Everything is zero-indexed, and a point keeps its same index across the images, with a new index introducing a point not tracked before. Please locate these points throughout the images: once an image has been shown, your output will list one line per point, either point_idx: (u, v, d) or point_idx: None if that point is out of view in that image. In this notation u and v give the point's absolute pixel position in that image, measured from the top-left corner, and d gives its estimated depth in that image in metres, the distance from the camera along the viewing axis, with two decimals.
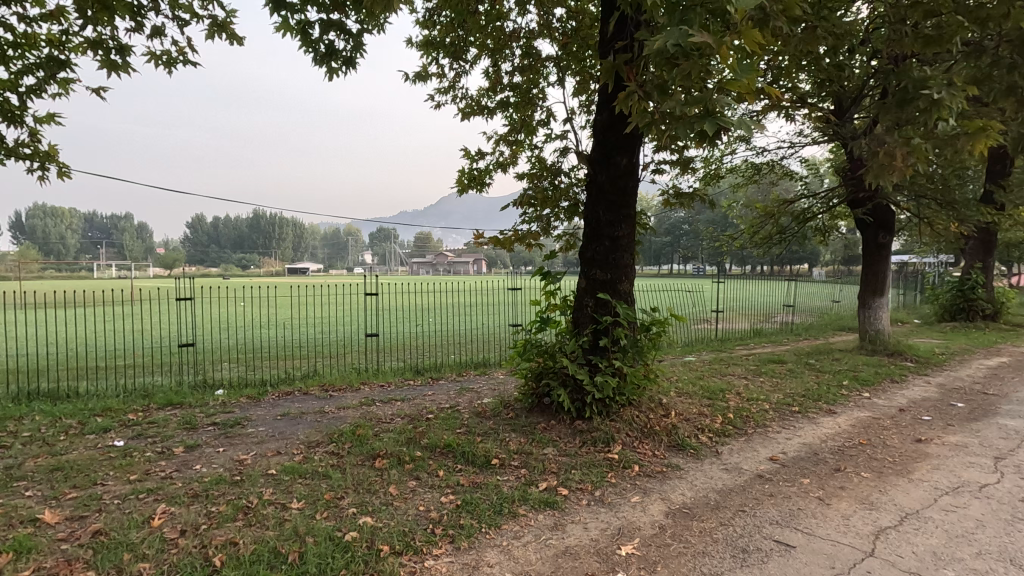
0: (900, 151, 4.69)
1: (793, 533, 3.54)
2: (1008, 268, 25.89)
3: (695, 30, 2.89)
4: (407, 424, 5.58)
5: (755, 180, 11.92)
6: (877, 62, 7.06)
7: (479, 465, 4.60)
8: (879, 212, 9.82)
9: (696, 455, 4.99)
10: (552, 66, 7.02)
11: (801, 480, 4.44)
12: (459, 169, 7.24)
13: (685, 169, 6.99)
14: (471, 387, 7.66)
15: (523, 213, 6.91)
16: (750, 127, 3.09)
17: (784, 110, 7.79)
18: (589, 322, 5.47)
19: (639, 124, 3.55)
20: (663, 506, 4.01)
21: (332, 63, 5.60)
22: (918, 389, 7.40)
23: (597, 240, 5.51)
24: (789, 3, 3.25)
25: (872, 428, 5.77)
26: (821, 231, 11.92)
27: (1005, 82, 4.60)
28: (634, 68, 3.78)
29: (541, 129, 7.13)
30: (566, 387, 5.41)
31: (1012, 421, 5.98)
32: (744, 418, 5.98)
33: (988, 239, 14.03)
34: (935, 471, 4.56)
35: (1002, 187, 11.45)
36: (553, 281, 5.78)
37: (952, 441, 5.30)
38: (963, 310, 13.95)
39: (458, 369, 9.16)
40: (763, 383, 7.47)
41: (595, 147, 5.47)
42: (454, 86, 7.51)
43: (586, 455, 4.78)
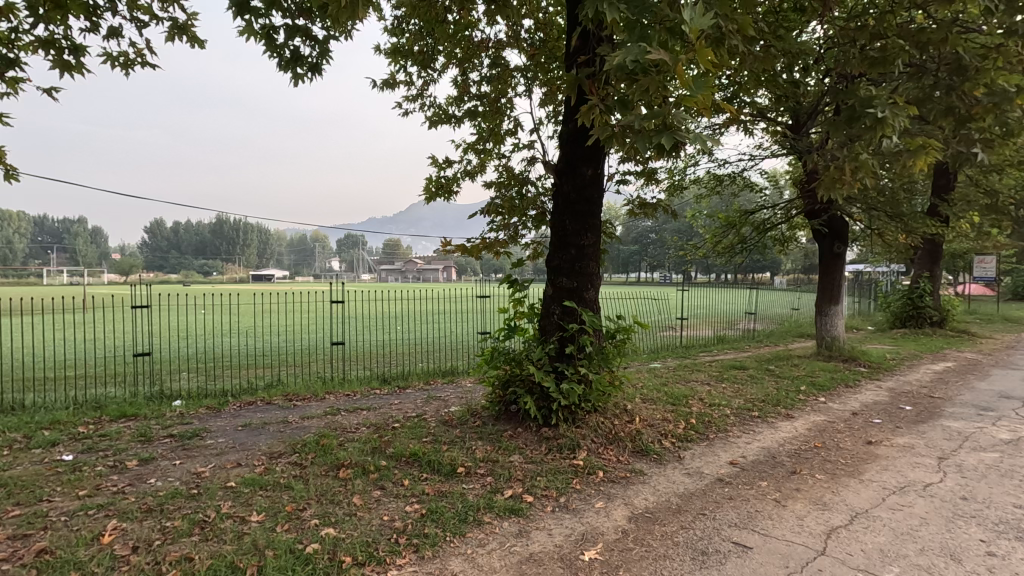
0: (849, 167, 4.93)
1: (750, 535, 3.65)
2: (953, 275, 27.31)
3: (653, 47, 3.01)
4: (372, 433, 5.51)
5: (717, 192, 12.26)
6: (830, 80, 7.39)
7: (444, 473, 4.59)
8: (834, 223, 10.22)
9: (658, 460, 5.09)
10: (520, 76, 7.11)
11: (759, 482, 4.58)
12: (427, 177, 7.23)
13: (650, 179, 7.16)
14: (439, 395, 7.63)
15: (491, 221, 6.97)
16: (706, 142, 3.19)
17: (743, 124, 8.07)
18: (555, 329, 5.53)
19: (601, 138, 3.59)
20: (626, 511, 4.07)
21: (297, 69, 5.54)
22: (870, 394, 7.72)
23: (564, 248, 5.58)
24: (744, 23, 3.38)
25: (827, 431, 5.99)
26: (780, 241, 12.35)
27: (943, 103, 4.89)
28: (596, 82, 3.86)
29: (508, 138, 7.20)
30: (532, 394, 5.46)
31: (955, 422, 6.30)
32: (706, 423, 6.12)
33: (935, 249, 14.72)
34: (884, 472, 4.76)
35: (946, 201, 12.06)
36: (520, 288, 5.82)
37: (901, 443, 5.54)
38: (912, 317, 14.61)
39: (426, 377, 9.11)
40: (725, 389, 7.67)
41: (561, 158, 5.55)
42: (422, 94, 7.52)
43: (551, 462, 4.82)
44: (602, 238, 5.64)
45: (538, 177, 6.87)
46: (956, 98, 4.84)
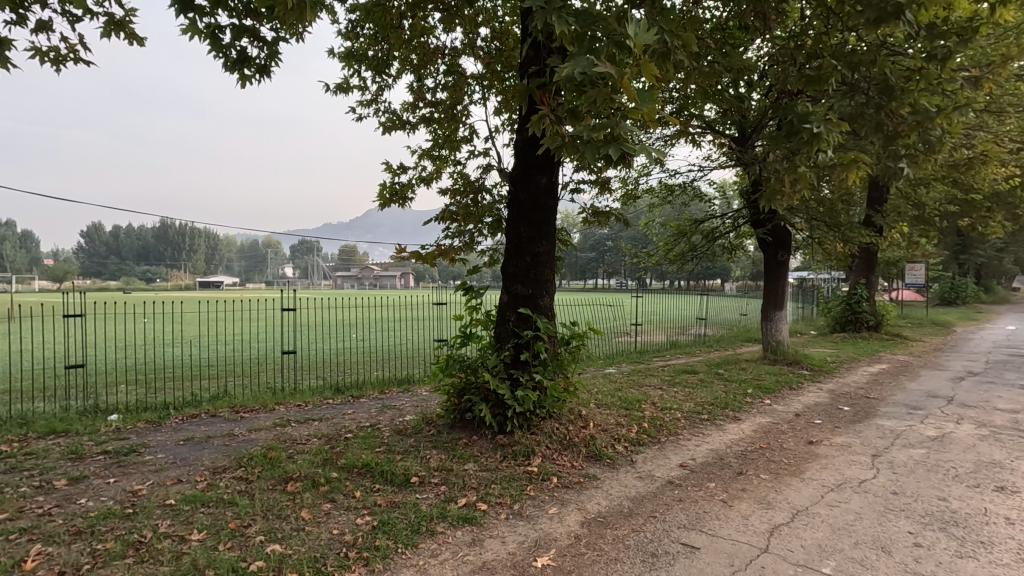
0: (788, 179, 5.18)
1: (698, 535, 3.74)
2: (888, 281, 28.99)
3: (600, 61, 3.09)
4: (324, 444, 5.38)
5: (668, 201, 12.63)
6: (771, 95, 7.74)
7: (397, 484, 4.51)
8: (777, 232, 10.67)
9: (612, 464, 5.17)
10: (475, 84, 7.12)
11: (707, 484, 4.71)
12: (381, 183, 7.13)
13: (603, 188, 7.31)
14: (393, 404, 7.50)
15: (446, 228, 6.95)
16: (652, 153, 3.28)
17: (692, 136, 8.34)
18: (511, 336, 5.54)
19: (552, 147, 3.63)
20: (579, 516, 4.11)
21: (244, 70, 5.37)
22: (812, 396, 8.07)
23: (519, 256, 5.61)
24: (687, 39, 3.51)
25: (772, 432, 6.22)
26: (728, 249, 12.78)
27: (873, 120, 5.20)
28: (546, 92, 3.92)
29: (464, 146, 7.20)
30: (487, 402, 5.46)
31: (887, 421, 6.67)
32: (658, 426, 6.26)
33: (870, 257, 15.57)
34: (823, 470, 4.99)
35: (879, 212, 12.79)
36: (475, 295, 5.82)
37: (839, 442, 5.81)
38: (851, 321, 15.40)
39: (381, 386, 8.92)
40: (677, 393, 7.85)
41: (516, 166, 5.61)
42: (376, 100, 7.43)
43: (505, 469, 4.82)
44: (556, 246, 5.71)
45: (493, 185, 6.89)
46: (884, 116, 5.15)
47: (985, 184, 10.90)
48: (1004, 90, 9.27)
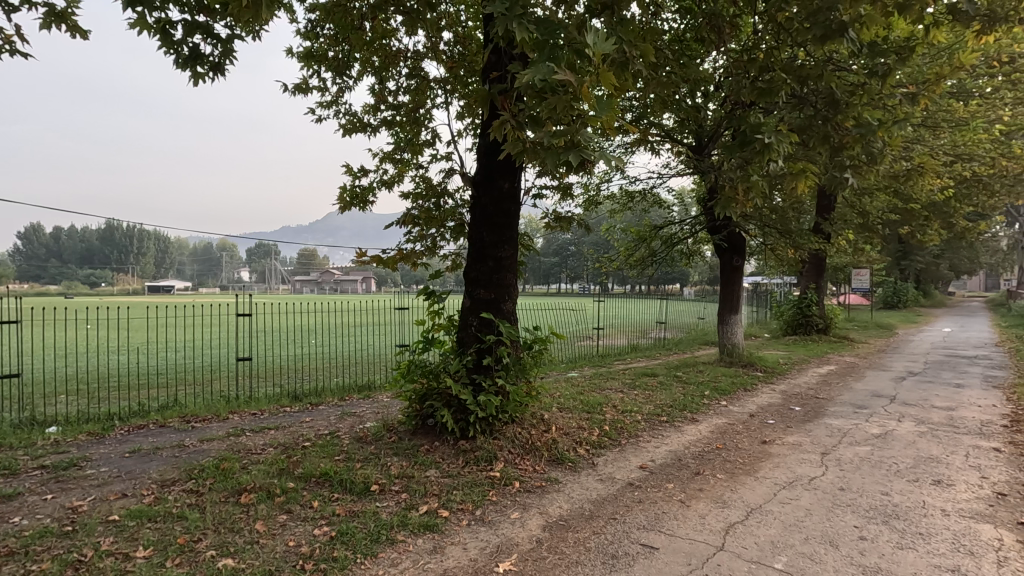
0: (742, 187, 5.37)
1: (657, 536, 3.81)
2: (836, 286, 30.34)
3: (561, 68, 3.13)
4: (280, 453, 5.22)
5: (629, 207, 12.87)
6: (727, 106, 8.00)
7: (357, 492, 4.42)
8: (733, 238, 11.01)
9: (573, 467, 5.21)
10: (438, 88, 7.09)
11: (666, 485, 4.80)
12: (341, 186, 7.00)
13: (566, 194, 7.39)
14: (354, 411, 7.36)
15: (407, 232, 6.89)
16: (612, 160, 3.33)
17: (651, 144, 8.54)
18: (473, 341, 5.52)
19: (514, 152, 3.65)
20: (541, 520, 4.12)
21: (197, 67, 5.20)
22: (765, 397, 8.35)
23: (482, 260, 5.61)
24: (645, 49, 3.59)
25: (728, 433, 6.40)
26: (686, 254, 13.10)
27: (821, 132, 5.44)
28: (508, 97, 3.94)
29: (426, 149, 7.15)
30: (450, 407, 5.42)
31: (835, 420, 6.96)
32: (619, 429, 6.35)
33: (819, 262, 16.26)
34: (776, 469, 5.16)
35: (827, 220, 13.37)
36: (437, 300, 5.78)
37: (790, 441, 6.03)
38: (802, 324, 16.03)
39: (341, 393, 8.74)
40: (637, 396, 7.98)
41: (478, 171, 5.61)
42: (336, 101, 7.30)
43: (467, 475, 4.79)
44: (519, 251, 5.73)
45: (456, 189, 6.87)
46: (831, 128, 5.39)
47: (923, 195, 11.56)
48: (938, 107, 9.88)
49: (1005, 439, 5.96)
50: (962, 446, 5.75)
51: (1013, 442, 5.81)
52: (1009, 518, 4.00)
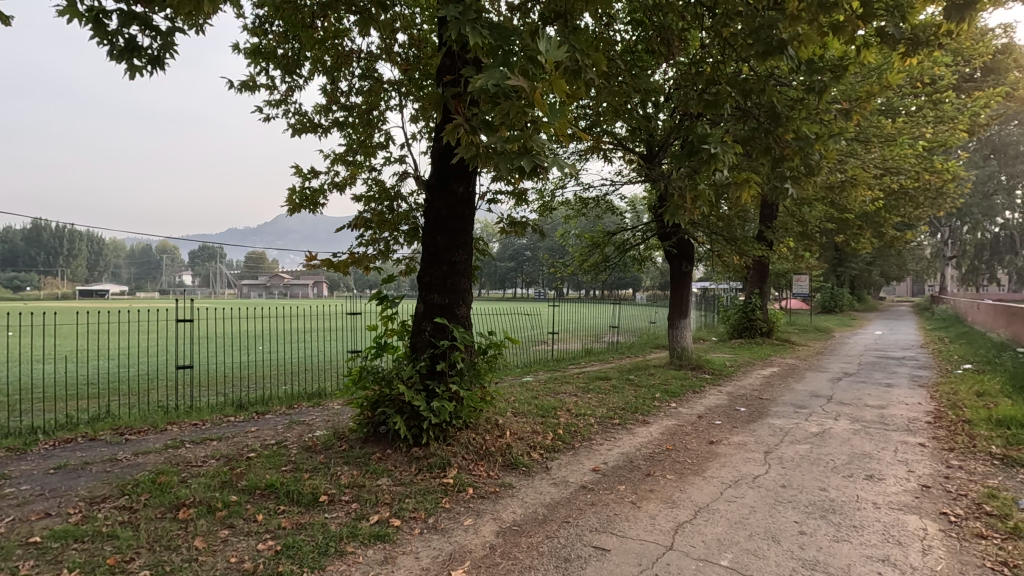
0: (690, 196, 5.54)
1: (608, 538, 3.85)
2: (778, 291, 31.76)
3: (513, 74, 3.15)
4: (222, 465, 5.00)
5: (583, 214, 13.07)
6: (676, 116, 8.26)
7: (305, 504, 4.28)
8: (682, 245, 11.35)
9: (527, 472, 5.22)
10: (392, 91, 7.00)
11: (618, 486, 4.88)
12: (290, 187, 6.79)
13: (520, 199, 7.43)
14: (303, 419, 7.13)
15: (359, 236, 6.76)
16: (565, 166, 3.37)
17: (604, 152, 8.70)
18: (426, 346, 5.45)
19: (467, 157, 3.64)
20: (494, 526, 4.10)
21: (134, 60, 4.91)
22: (713, 398, 8.63)
23: (436, 264, 5.56)
24: (596, 59, 3.66)
25: (677, 434, 6.57)
26: (638, 260, 13.41)
27: (762, 144, 5.70)
28: (461, 102, 3.92)
29: (380, 152, 7.04)
30: (402, 414, 5.33)
31: (777, 420, 7.27)
32: (572, 432, 6.41)
33: (763, 268, 16.99)
34: (723, 468, 5.33)
35: (770, 228, 13.99)
36: (390, 305, 5.68)
37: (736, 441, 6.24)
38: (747, 328, 16.67)
39: (289, 401, 8.45)
40: (591, 399, 8.09)
41: (433, 174, 5.57)
42: (286, 101, 7.09)
43: (420, 483, 4.72)
44: (473, 255, 5.71)
45: (409, 193, 6.79)
46: (772, 140, 5.65)
47: (856, 205, 12.27)
48: (869, 123, 10.53)
49: (929, 434, 6.37)
50: (891, 442, 6.11)
51: (936, 437, 6.22)
52: (933, 508, 4.27)
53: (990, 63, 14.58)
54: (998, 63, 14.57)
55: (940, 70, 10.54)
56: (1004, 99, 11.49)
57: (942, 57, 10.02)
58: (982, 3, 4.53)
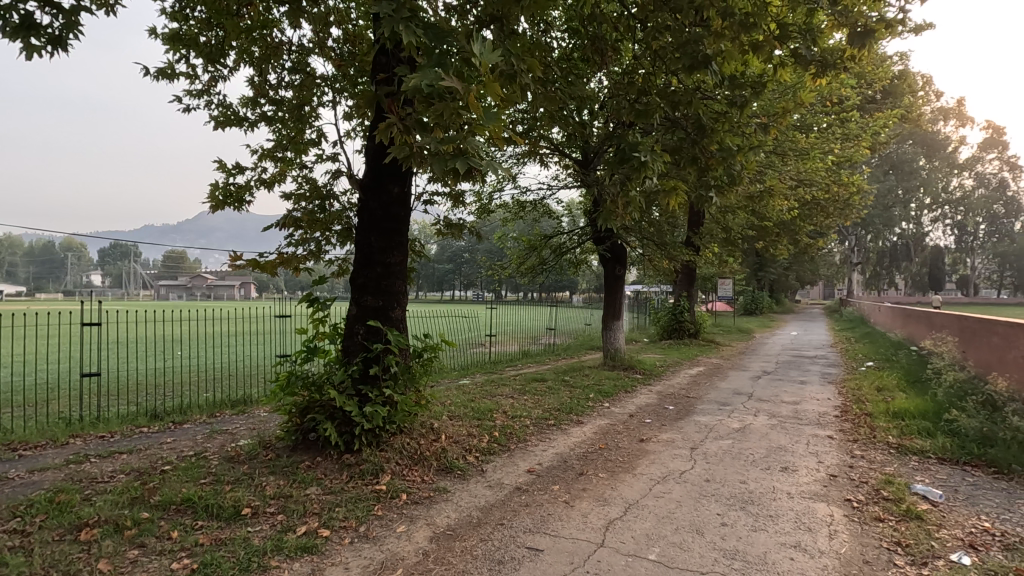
0: (622, 202, 5.72)
1: (542, 538, 3.89)
2: (705, 295, 33.38)
3: (447, 75, 3.14)
4: (133, 480, 4.64)
5: (520, 217, 13.19)
6: (610, 124, 8.51)
7: (225, 518, 4.04)
8: (615, 249, 11.70)
9: (462, 475, 5.19)
10: (325, 86, 6.78)
11: (552, 487, 4.94)
12: (212, 183, 6.42)
13: (457, 201, 7.40)
14: (225, 428, 6.75)
15: (288, 236, 6.49)
16: (499, 169, 3.38)
17: (540, 156, 8.83)
18: (359, 350, 5.31)
19: (400, 157, 3.58)
20: (428, 531, 4.05)
21: (31, 39, 4.50)
22: (643, 397, 8.94)
23: (369, 266, 5.42)
24: (530, 64, 3.70)
25: (610, 433, 6.75)
26: (574, 263, 13.68)
27: (689, 153, 5.99)
28: (395, 101, 3.85)
29: (311, 149, 6.80)
30: (333, 420, 5.16)
31: (703, 417, 7.63)
32: (508, 434, 6.43)
33: (690, 272, 17.80)
34: (652, 464, 5.52)
35: (698, 234, 14.67)
36: (321, 307, 5.49)
37: (664, 438, 6.48)
38: (675, 329, 17.41)
39: (210, 409, 7.98)
40: (527, 401, 8.17)
41: (366, 173, 5.44)
42: (208, 91, 6.71)
43: (351, 491, 4.58)
44: (408, 257, 5.62)
45: (342, 192, 6.60)
46: (698, 151, 5.94)
47: (774, 214, 13.09)
48: (785, 138, 11.29)
49: (836, 427, 6.90)
50: (804, 435, 6.55)
51: (842, 430, 6.73)
52: (839, 496, 4.61)
53: (889, 86, 15.99)
54: (896, 86, 16.00)
55: (846, 91, 11.45)
56: (900, 120, 12.65)
57: (848, 80, 10.91)
58: (879, 31, 4.98)
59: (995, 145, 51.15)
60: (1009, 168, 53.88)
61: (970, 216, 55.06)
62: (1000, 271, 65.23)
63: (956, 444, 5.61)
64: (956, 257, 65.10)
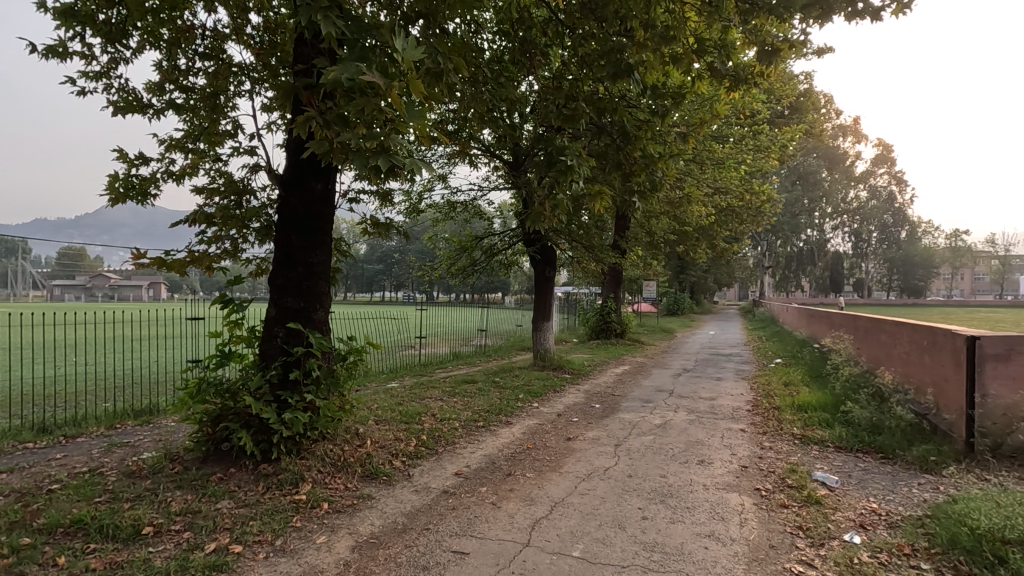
0: (549, 205, 5.79)
1: (468, 541, 3.86)
2: (631, 297, 34.58)
3: (369, 70, 3.05)
4: (13, 502, 4.16)
5: (451, 217, 13.09)
6: (540, 127, 8.62)
7: (123, 539, 3.72)
8: (545, 251, 11.87)
9: (388, 481, 5.06)
10: (243, 75, 6.41)
11: (479, 489, 4.92)
12: (111, 174, 5.89)
13: (385, 200, 7.23)
14: (127, 441, 6.21)
15: (200, 233, 6.06)
16: (422, 168, 3.33)
17: (469, 156, 8.82)
18: (278, 354, 5.05)
19: (320, 152, 3.44)
20: (350, 541, 3.91)
21: None
22: (572, 396, 9.12)
23: (289, 265, 5.18)
24: (455, 62, 3.67)
25: (538, 433, 6.82)
26: (504, 265, 13.74)
27: (614, 158, 6.18)
28: (314, 94, 3.69)
29: (226, 141, 6.40)
30: (249, 429, 4.88)
31: (627, 414, 7.89)
32: (436, 438, 6.35)
33: (617, 274, 18.37)
34: (577, 463, 5.64)
35: (624, 237, 15.17)
36: (237, 309, 5.17)
37: (590, 436, 6.63)
38: (603, 329, 17.92)
39: (108, 421, 7.33)
40: (456, 403, 8.10)
41: (286, 169, 5.20)
42: (107, 74, 6.15)
43: (268, 502, 4.34)
44: (332, 256, 5.41)
45: (261, 187, 6.26)
46: (623, 157, 6.15)
47: (694, 219, 13.75)
48: (704, 148, 11.91)
49: (748, 420, 7.34)
50: (719, 429, 6.92)
51: (753, 423, 7.18)
52: (749, 485, 4.91)
53: (795, 103, 17.25)
54: (801, 103, 17.31)
55: (757, 106, 12.23)
56: (804, 135, 13.68)
57: (759, 95, 11.67)
58: (784, 51, 5.36)
59: (885, 161, 56.62)
60: (896, 182, 59.80)
61: (864, 224, 60.56)
62: (889, 274, 72.22)
63: (850, 433, 6.12)
64: (852, 262, 71.32)
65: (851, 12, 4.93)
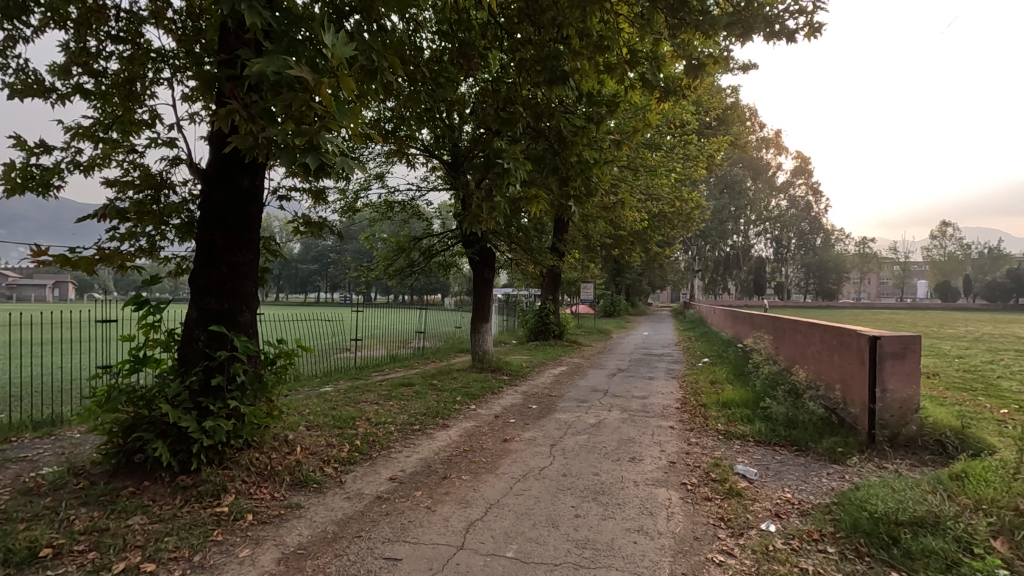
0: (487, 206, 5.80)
1: (401, 547, 3.80)
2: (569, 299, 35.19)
3: (296, 64, 2.95)
4: None
5: (388, 217, 12.83)
6: (478, 129, 8.61)
7: (16, 564, 3.38)
8: (483, 252, 11.87)
9: (318, 489, 4.89)
10: (162, 62, 6.01)
11: (413, 493, 4.85)
12: (7, 163, 5.36)
13: (318, 198, 6.99)
14: (25, 454, 5.67)
15: (111, 229, 5.63)
16: (352, 167, 3.24)
17: (406, 156, 8.69)
18: (199, 359, 4.76)
19: (243, 148, 3.28)
20: (275, 553, 3.75)
21: None
22: (509, 398, 9.16)
23: (212, 266, 4.90)
24: (388, 60, 3.61)
25: (475, 435, 6.81)
26: (443, 266, 13.63)
27: (550, 162, 6.28)
28: (239, 87, 3.53)
29: (142, 131, 5.98)
30: (166, 438, 4.57)
31: (563, 414, 8.02)
32: (370, 442, 6.19)
33: (555, 276, 18.65)
34: (513, 464, 5.67)
35: (561, 240, 15.42)
36: (153, 310, 4.83)
37: (526, 437, 6.67)
38: (541, 331, 18.13)
39: (3, 433, 6.66)
40: (391, 406, 7.94)
41: (209, 164, 4.92)
42: (3, 53, 5.60)
43: (186, 516, 4.08)
44: (259, 256, 5.18)
45: (181, 181, 5.89)
46: (559, 161, 6.25)
47: (628, 224, 14.17)
48: (638, 154, 12.29)
49: (677, 418, 7.64)
50: (650, 427, 7.17)
51: (682, 420, 7.48)
52: (676, 480, 5.11)
53: (723, 115, 18.13)
54: (728, 116, 18.24)
55: (687, 116, 12.77)
56: (729, 146, 14.41)
57: (688, 106, 12.18)
58: (709, 66, 5.64)
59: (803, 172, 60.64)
60: (813, 193, 64.23)
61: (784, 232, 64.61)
62: (805, 278, 77.47)
63: (769, 428, 6.51)
64: (774, 267, 75.88)
65: (769, 33, 5.24)
